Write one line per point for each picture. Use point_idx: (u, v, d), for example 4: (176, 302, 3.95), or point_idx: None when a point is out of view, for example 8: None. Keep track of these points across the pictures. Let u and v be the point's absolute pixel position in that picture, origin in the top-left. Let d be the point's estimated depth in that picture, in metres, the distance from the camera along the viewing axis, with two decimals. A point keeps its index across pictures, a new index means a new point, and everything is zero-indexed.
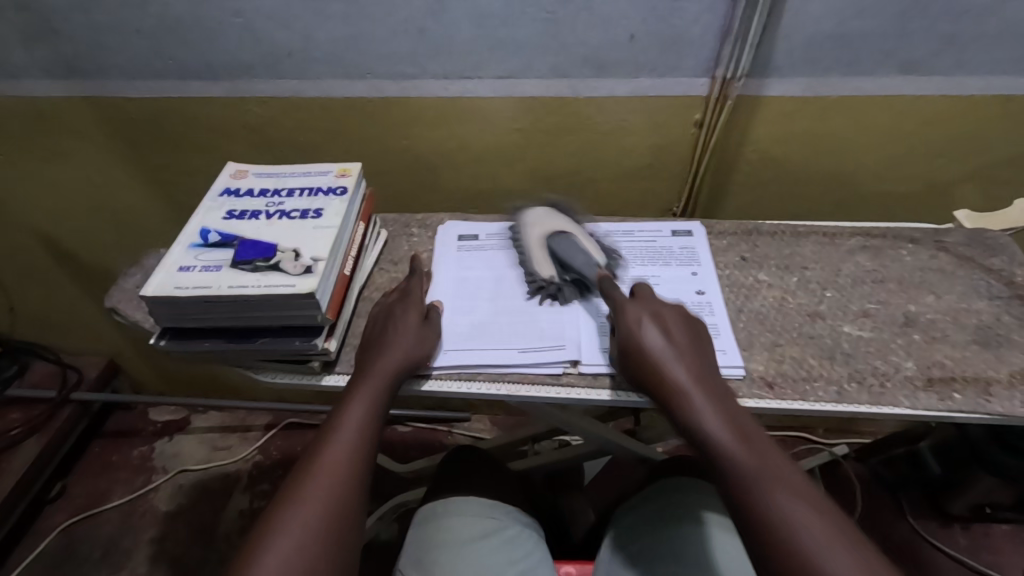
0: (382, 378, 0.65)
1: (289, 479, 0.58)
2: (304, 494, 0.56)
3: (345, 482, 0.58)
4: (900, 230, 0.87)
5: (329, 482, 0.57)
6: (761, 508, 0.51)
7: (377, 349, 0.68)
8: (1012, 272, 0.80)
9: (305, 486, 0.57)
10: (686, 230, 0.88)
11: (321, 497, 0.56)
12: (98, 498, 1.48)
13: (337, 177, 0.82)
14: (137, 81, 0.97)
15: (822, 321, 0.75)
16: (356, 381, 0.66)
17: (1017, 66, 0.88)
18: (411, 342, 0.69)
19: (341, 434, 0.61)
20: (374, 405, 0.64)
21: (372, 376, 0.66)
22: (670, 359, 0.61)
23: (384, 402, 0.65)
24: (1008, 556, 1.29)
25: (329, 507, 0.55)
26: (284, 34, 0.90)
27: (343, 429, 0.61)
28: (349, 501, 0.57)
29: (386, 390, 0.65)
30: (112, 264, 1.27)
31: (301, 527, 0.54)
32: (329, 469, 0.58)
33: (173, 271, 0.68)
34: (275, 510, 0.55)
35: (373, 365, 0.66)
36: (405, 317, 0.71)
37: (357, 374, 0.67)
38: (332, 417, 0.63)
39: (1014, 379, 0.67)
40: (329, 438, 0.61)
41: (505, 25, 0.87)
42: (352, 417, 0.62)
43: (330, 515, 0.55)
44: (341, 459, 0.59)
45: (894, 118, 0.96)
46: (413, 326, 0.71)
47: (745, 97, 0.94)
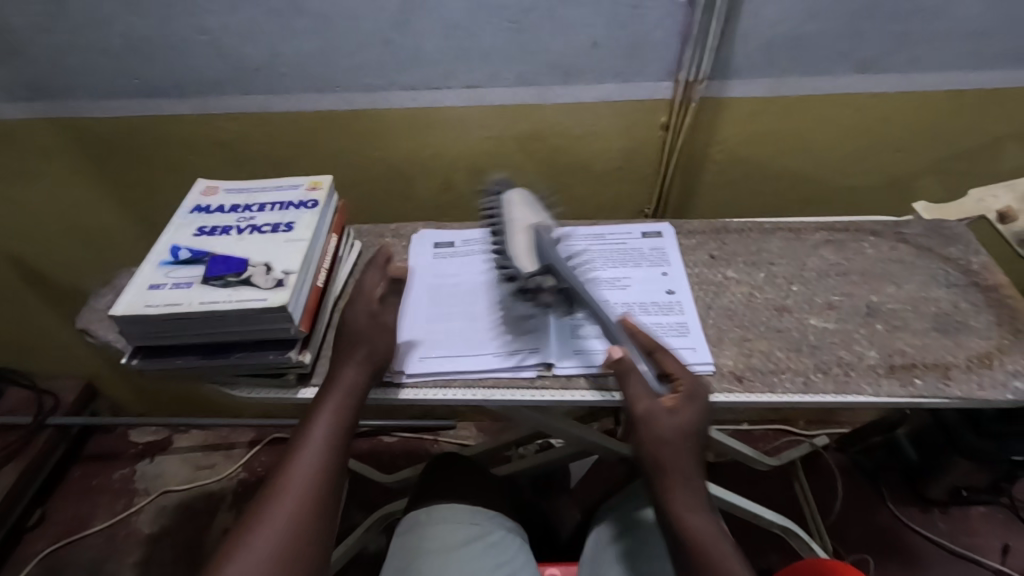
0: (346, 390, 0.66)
1: (256, 495, 0.61)
2: (266, 512, 0.59)
3: (310, 500, 0.60)
4: (862, 223, 0.89)
5: (293, 501, 0.59)
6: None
7: (342, 356, 0.69)
8: (969, 260, 0.82)
9: (269, 505, 0.59)
10: (656, 231, 0.90)
11: (284, 517, 0.58)
12: (78, 524, 1.45)
13: (308, 190, 0.83)
14: (102, 100, 0.96)
15: (788, 314, 0.77)
16: (320, 394, 0.67)
17: (966, 62, 0.91)
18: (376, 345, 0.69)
19: (306, 452, 0.63)
20: (338, 418, 0.65)
21: (337, 387, 0.66)
22: (688, 471, 0.63)
23: (349, 417, 0.66)
24: (984, 537, 1.32)
25: (293, 527, 0.58)
26: (250, 48, 0.90)
27: (307, 446, 0.63)
28: (314, 518, 0.59)
29: (352, 402, 0.66)
30: (85, 285, 1.25)
31: (264, 547, 0.56)
32: (297, 483, 0.61)
33: (144, 289, 0.68)
34: (242, 527, 0.58)
35: (337, 379, 0.67)
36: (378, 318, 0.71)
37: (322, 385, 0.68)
38: (297, 435, 0.64)
39: (971, 364, 0.70)
40: (294, 456, 0.63)
41: (470, 35, 0.89)
42: (317, 433, 0.64)
43: (292, 533, 0.58)
44: (307, 476, 0.61)
45: (852, 114, 0.98)
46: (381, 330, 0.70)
47: (708, 99, 0.97)
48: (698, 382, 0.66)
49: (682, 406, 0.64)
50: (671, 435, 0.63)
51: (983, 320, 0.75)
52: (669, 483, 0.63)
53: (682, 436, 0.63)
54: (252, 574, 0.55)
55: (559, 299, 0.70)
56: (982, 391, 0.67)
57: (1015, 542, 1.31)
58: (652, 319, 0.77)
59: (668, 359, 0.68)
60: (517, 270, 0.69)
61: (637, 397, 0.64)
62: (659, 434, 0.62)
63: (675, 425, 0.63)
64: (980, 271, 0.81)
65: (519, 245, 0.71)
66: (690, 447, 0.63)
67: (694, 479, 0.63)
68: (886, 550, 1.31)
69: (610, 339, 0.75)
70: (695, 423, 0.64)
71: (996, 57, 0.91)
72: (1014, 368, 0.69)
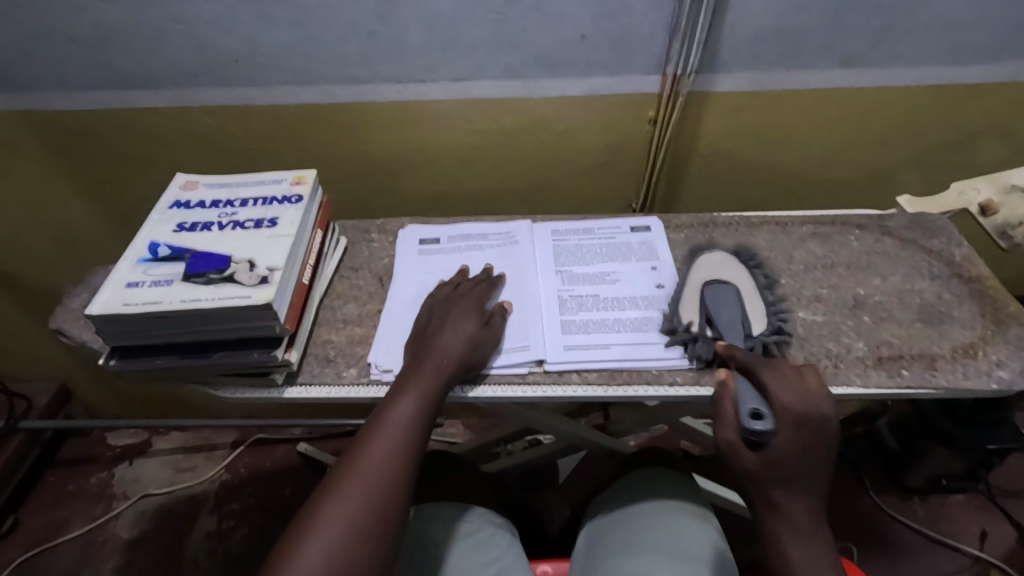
0: (434, 373, 0.66)
1: (332, 471, 0.59)
2: (342, 487, 0.57)
3: (387, 478, 0.58)
4: (847, 217, 0.90)
5: (370, 479, 0.57)
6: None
7: (431, 345, 0.68)
8: (951, 252, 0.84)
9: (345, 481, 0.57)
10: (645, 225, 0.90)
11: (357, 496, 0.56)
12: (54, 530, 1.41)
13: (292, 185, 0.81)
14: (74, 92, 0.93)
15: (777, 307, 0.77)
16: (406, 378, 0.66)
17: (946, 57, 0.93)
18: (465, 336, 0.69)
19: (388, 430, 0.61)
20: (423, 402, 0.64)
21: (427, 372, 0.66)
22: (788, 511, 0.56)
23: (433, 401, 0.65)
24: (963, 524, 1.35)
25: (367, 505, 0.56)
26: (230, 39, 0.88)
27: (388, 428, 0.62)
28: (389, 499, 0.57)
29: (438, 388, 0.65)
30: (57, 283, 1.21)
31: (336, 524, 0.54)
32: (373, 459, 0.59)
33: (121, 287, 0.66)
34: (316, 501, 0.56)
35: (423, 364, 0.67)
36: (450, 314, 0.72)
37: (410, 367, 0.67)
38: (377, 417, 0.63)
39: (956, 354, 0.71)
40: (374, 435, 0.61)
41: (456, 27, 0.87)
42: (399, 413, 0.63)
43: (366, 512, 0.55)
44: (385, 456, 0.59)
45: (836, 108, 0.99)
46: (468, 324, 0.70)
47: (695, 93, 0.97)
48: (797, 404, 0.58)
49: (780, 439, 0.56)
50: (754, 470, 0.57)
51: (966, 311, 0.76)
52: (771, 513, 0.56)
53: (770, 474, 0.56)
54: (325, 543, 0.53)
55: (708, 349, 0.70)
56: (967, 380, 0.68)
57: (993, 527, 1.34)
58: (641, 314, 0.77)
59: (770, 381, 0.61)
60: (681, 323, 0.73)
61: (722, 425, 0.60)
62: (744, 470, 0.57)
63: (757, 459, 0.57)
64: (963, 263, 0.82)
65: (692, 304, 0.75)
66: (790, 487, 0.55)
67: (802, 519, 0.55)
68: (869, 538, 1.33)
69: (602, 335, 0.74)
70: (796, 456, 0.56)
71: (975, 52, 0.92)
72: (997, 357, 0.70)
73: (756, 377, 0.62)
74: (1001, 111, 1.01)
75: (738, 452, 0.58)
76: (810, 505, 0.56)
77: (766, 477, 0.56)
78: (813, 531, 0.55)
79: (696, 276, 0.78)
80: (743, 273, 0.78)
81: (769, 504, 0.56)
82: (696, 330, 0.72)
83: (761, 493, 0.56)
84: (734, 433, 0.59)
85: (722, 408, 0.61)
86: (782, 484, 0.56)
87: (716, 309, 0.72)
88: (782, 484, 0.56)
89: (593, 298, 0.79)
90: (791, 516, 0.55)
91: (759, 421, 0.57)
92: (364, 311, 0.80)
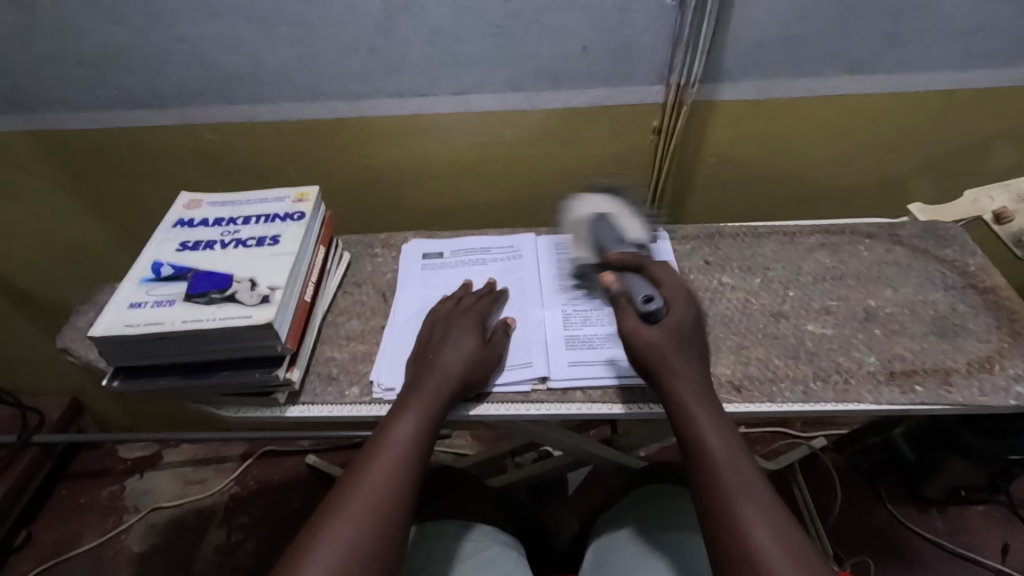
0: (434, 393, 0.65)
1: (331, 495, 0.58)
2: (342, 512, 0.56)
3: (388, 502, 0.57)
4: (856, 226, 0.88)
5: (370, 501, 0.57)
6: (720, 514, 0.53)
7: (431, 364, 0.67)
8: (965, 262, 0.82)
9: (345, 507, 0.56)
10: (650, 237, 0.89)
11: (358, 519, 0.55)
12: (66, 544, 1.42)
13: (294, 202, 0.81)
14: (80, 112, 0.94)
15: (786, 320, 0.76)
16: (406, 399, 0.65)
17: (956, 62, 0.91)
18: (466, 355, 0.68)
19: (387, 452, 0.60)
20: (423, 422, 0.63)
21: (426, 391, 0.65)
22: (688, 378, 0.61)
23: (434, 421, 0.64)
24: (984, 537, 1.31)
25: (367, 529, 0.55)
26: (232, 57, 0.88)
27: (389, 449, 0.61)
28: (390, 524, 0.56)
29: (438, 407, 0.64)
30: (67, 299, 1.22)
31: (337, 549, 0.53)
32: (373, 483, 0.58)
33: (124, 308, 0.66)
34: (315, 526, 0.56)
35: (424, 383, 0.66)
36: (450, 332, 0.71)
37: (410, 387, 0.66)
38: (378, 437, 0.62)
39: (971, 368, 0.69)
40: (373, 455, 0.60)
41: (457, 41, 0.87)
42: (399, 433, 0.62)
43: (367, 536, 0.55)
44: (386, 478, 0.59)
45: (845, 115, 0.97)
46: (468, 342, 0.69)
47: (699, 102, 0.96)
48: (683, 292, 0.65)
49: (675, 313, 0.63)
50: (658, 339, 0.62)
51: (981, 323, 0.74)
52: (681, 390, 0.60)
53: (669, 341, 0.62)
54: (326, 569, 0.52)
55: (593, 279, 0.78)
56: (983, 396, 0.66)
57: (1015, 539, 1.30)
58: None
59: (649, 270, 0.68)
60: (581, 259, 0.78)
61: (625, 313, 0.64)
62: (647, 341, 0.62)
63: (662, 330, 0.62)
64: (977, 273, 0.80)
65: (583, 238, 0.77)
66: (683, 351, 0.62)
67: (693, 384, 0.61)
68: (887, 551, 1.30)
69: (605, 349, 0.74)
70: (685, 327, 0.63)
71: (987, 57, 0.90)
72: (1015, 371, 0.68)
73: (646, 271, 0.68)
74: (1015, 115, 0.98)
75: (636, 330, 0.63)
76: (699, 374, 0.62)
77: (666, 345, 0.62)
78: (707, 394, 0.60)
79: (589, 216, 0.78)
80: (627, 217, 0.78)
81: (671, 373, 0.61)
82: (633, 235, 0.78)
83: (665, 359, 0.61)
84: (629, 311, 0.64)
85: (615, 296, 0.66)
86: (676, 349, 0.62)
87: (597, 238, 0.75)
88: (678, 347, 0.62)
89: (596, 312, 0.78)
90: (687, 380, 0.60)
91: (652, 301, 0.64)
92: (367, 328, 0.80)
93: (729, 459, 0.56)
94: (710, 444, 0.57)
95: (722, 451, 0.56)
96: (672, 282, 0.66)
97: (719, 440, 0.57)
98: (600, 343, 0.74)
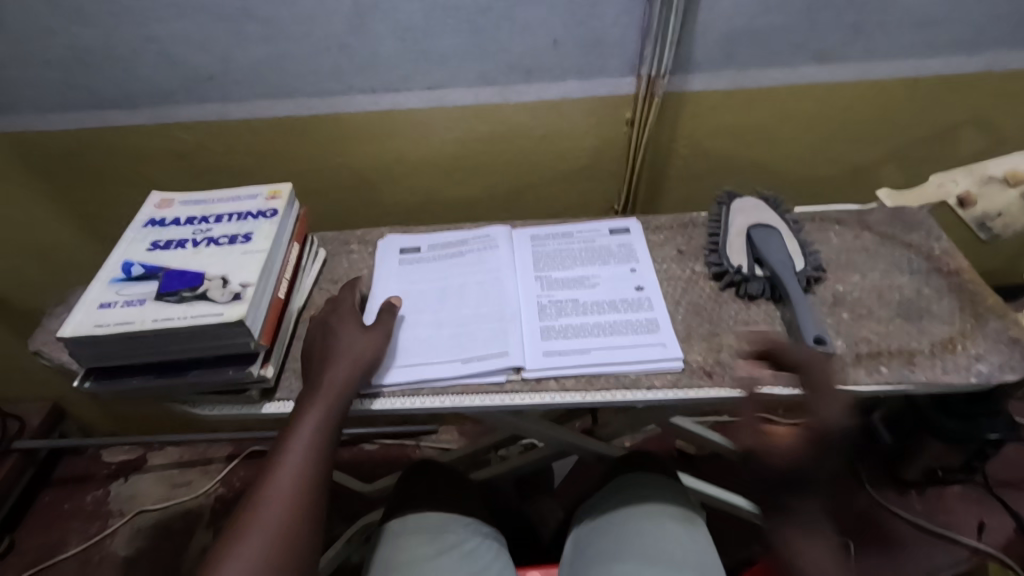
0: (331, 397, 0.66)
1: (237, 512, 0.60)
2: (249, 527, 0.58)
3: (297, 500, 0.60)
4: (826, 213, 0.90)
5: (277, 515, 0.59)
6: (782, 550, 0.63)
7: (325, 365, 0.68)
8: (930, 246, 0.83)
9: (253, 514, 0.59)
10: (623, 228, 0.90)
11: (266, 532, 0.58)
12: (50, 550, 1.41)
13: (267, 199, 0.81)
14: (49, 113, 0.93)
15: (757, 307, 0.77)
16: (305, 397, 0.66)
17: (919, 50, 0.92)
18: (358, 352, 0.69)
19: (292, 453, 0.62)
20: (323, 427, 0.65)
21: (323, 395, 0.66)
22: (800, 442, 0.65)
23: (337, 415, 0.66)
24: (960, 516, 1.34)
25: (278, 532, 0.58)
26: (202, 56, 0.88)
27: (292, 450, 0.63)
28: (300, 525, 0.59)
29: (336, 411, 0.66)
30: (43, 303, 1.21)
31: (245, 565, 0.56)
32: (281, 488, 0.60)
33: (94, 308, 0.66)
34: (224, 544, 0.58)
35: (321, 378, 0.67)
36: (340, 328, 0.72)
37: (308, 385, 0.67)
38: (283, 438, 0.64)
39: (935, 349, 0.70)
40: (276, 468, 0.62)
41: (427, 36, 0.87)
42: (300, 440, 0.63)
43: (275, 542, 0.57)
44: (289, 489, 0.61)
45: (813, 105, 0.99)
46: (359, 338, 0.71)
47: (671, 94, 0.96)
48: (797, 366, 0.68)
49: (779, 390, 0.67)
50: (762, 405, 0.67)
51: (945, 305, 0.75)
52: None
53: (772, 409, 0.67)
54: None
55: (761, 287, 0.78)
56: (947, 375, 0.68)
57: (991, 519, 1.33)
58: (622, 317, 0.77)
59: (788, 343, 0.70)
60: (730, 262, 0.80)
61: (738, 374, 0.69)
62: (755, 401, 0.67)
63: (763, 402, 0.67)
64: (942, 257, 0.81)
65: (739, 244, 0.82)
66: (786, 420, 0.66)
67: None
68: (866, 533, 1.33)
69: (580, 339, 0.74)
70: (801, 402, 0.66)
71: (950, 44, 0.92)
72: (976, 351, 0.70)
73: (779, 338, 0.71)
74: (979, 101, 1.00)
75: (763, 393, 0.67)
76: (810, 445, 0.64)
77: (786, 413, 0.65)
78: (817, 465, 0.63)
79: (738, 221, 0.83)
80: (774, 216, 0.84)
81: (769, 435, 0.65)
82: (746, 271, 0.79)
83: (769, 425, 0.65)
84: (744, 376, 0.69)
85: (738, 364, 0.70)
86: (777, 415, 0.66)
87: (764, 253, 0.79)
88: (780, 417, 0.66)
89: (572, 303, 0.79)
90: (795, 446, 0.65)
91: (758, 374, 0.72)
92: None
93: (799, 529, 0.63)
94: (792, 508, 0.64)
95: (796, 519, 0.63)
96: (784, 353, 0.69)
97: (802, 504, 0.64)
98: (575, 334, 0.75)
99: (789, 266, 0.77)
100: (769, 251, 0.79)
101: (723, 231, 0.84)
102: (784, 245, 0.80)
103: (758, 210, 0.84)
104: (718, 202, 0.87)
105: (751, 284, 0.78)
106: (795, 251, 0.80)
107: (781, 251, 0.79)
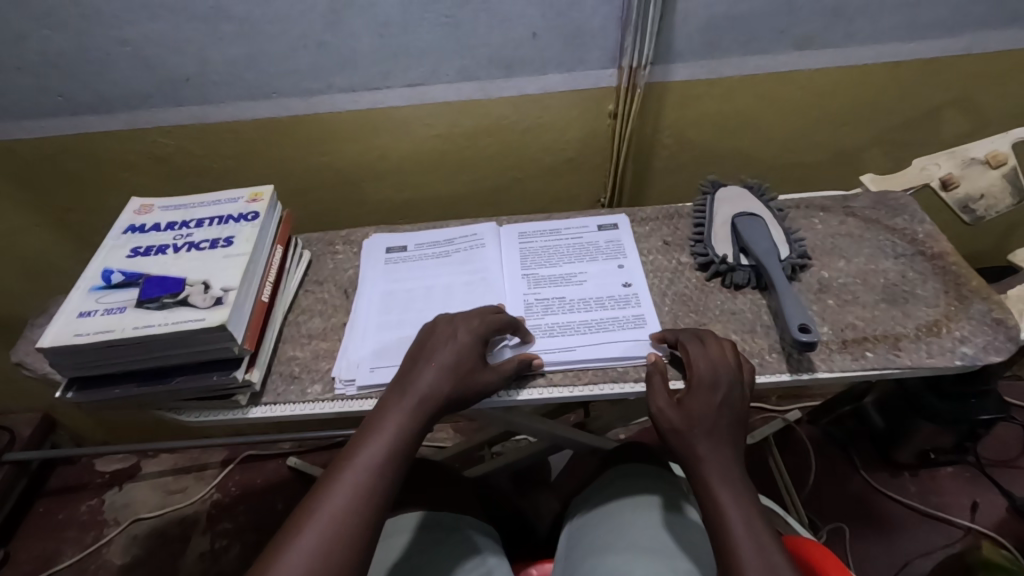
0: (415, 405, 0.61)
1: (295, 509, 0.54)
2: (309, 522, 0.52)
3: (363, 503, 0.54)
4: (810, 200, 0.90)
5: (337, 513, 0.53)
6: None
7: (415, 370, 0.63)
8: (914, 230, 0.83)
9: (312, 513, 0.53)
10: (612, 223, 0.90)
11: (325, 533, 0.51)
12: (46, 561, 1.40)
13: (248, 202, 0.80)
14: (25, 121, 0.92)
15: (742, 295, 0.77)
16: (390, 400, 0.62)
17: (899, 34, 0.92)
18: (451, 357, 0.64)
19: (366, 453, 0.57)
20: (401, 429, 0.59)
21: (407, 399, 0.61)
22: (720, 458, 0.60)
23: (418, 421, 0.60)
24: (952, 496, 1.35)
25: (336, 536, 0.52)
26: (178, 58, 0.87)
27: (365, 451, 0.57)
28: (360, 532, 0.53)
29: (416, 418, 0.60)
30: (27, 313, 1.19)
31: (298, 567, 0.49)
32: (348, 487, 0.54)
33: (73, 317, 0.65)
34: (280, 538, 0.52)
35: (413, 381, 0.62)
36: (442, 331, 0.66)
37: (395, 388, 0.63)
38: (358, 437, 0.59)
39: (920, 332, 0.71)
40: (344, 463, 0.56)
41: (407, 32, 0.86)
42: (379, 439, 0.58)
43: (332, 545, 0.51)
44: (354, 488, 0.55)
45: (796, 92, 0.99)
46: (455, 343, 0.65)
47: (652, 85, 0.96)
48: (711, 370, 0.64)
49: (698, 398, 0.62)
50: (684, 423, 0.62)
51: (929, 288, 0.76)
52: (699, 460, 0.60)
53: (696, 422, 0.61)
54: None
55: (747, 275, 0.78)
56: (931, 358, 0.68)
57: (983, 498, 1.34)
58: (609, 313, 0.76)
59: (692, 348, 0.67)
60: (715, 253, 0.80)
61: (654, 391, 0.65)
62: (669, 423, 0.62)
63: (681, 415, 0.62)
64: (926, 240, 0.82)
65: (723, 234, 0.82)
66: (707, 434, 0.61)
67: (714, 464, 0.59)
68: (862, 517, 1.33)
69: (567, 335, 0.74)
70: (711, 417, 0.61)
71: (930, 26, 0.92)
72: (961, 333, 0.70)
73: (685, 347, 0.67)
74: (960, 84, 1.00)
75: (664, 415, 0.63)
76: (730, 458, 0.60)
77: (696, 430, 0.61)
78: (738, 480, 0.59)
79: (724, 211, 0.84)
80: (758, 204, 0.84)
81: (692, 455, 0.60)
82: (732, 260, 0.79)
83: (688, 443, 0.61)
84: (659, 395, 0.65)
85: (653, 381, 0.67)
86: (696, 430, 0.61)
87: (750, 240, 0.78)
88: (701, 431, 0.61)
89: (559, 300, 0.79)
90: (716, 462, 0.59)
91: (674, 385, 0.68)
92: (329, 325, 0.79)
93: (752, 545, 0.54)
94: (732, 526, 0.56)
95: (744, 535, 0.55)
96: (704, 358, 0.65)
97: (740, 519, 0.56)
98: (562, 330, 0.75)
99: (774, 252, 0.77)
100: (753, 237, 0.78)
101: (708, 221, 0.84)
102: (769, 232, 0.79)
103: (743, 201, 0.84)
104: (702, 191, 0.87)
105: (737, 273, 0.78)
106: (781, 239, 0.80)
107: (766, 238, 0.78)
